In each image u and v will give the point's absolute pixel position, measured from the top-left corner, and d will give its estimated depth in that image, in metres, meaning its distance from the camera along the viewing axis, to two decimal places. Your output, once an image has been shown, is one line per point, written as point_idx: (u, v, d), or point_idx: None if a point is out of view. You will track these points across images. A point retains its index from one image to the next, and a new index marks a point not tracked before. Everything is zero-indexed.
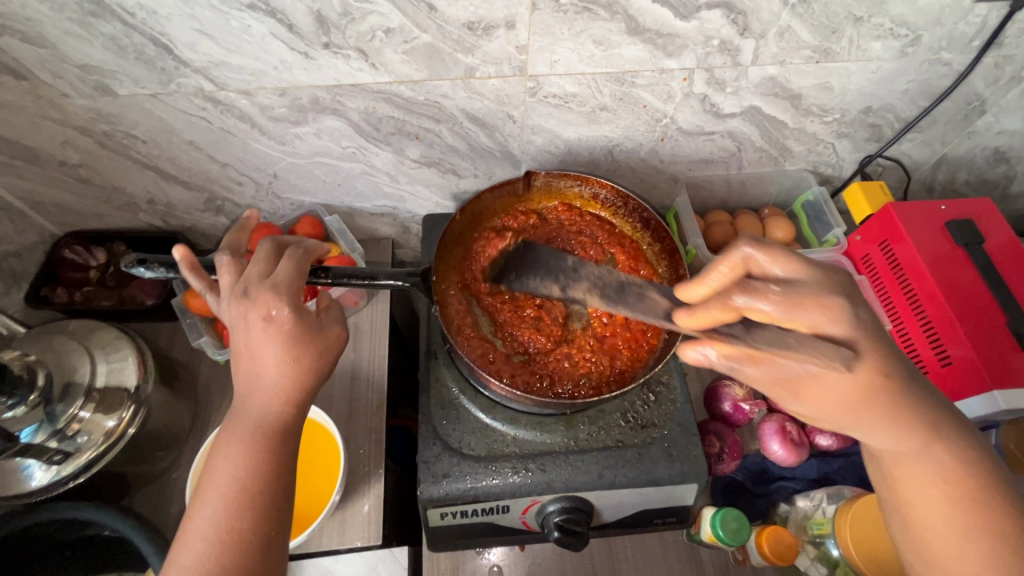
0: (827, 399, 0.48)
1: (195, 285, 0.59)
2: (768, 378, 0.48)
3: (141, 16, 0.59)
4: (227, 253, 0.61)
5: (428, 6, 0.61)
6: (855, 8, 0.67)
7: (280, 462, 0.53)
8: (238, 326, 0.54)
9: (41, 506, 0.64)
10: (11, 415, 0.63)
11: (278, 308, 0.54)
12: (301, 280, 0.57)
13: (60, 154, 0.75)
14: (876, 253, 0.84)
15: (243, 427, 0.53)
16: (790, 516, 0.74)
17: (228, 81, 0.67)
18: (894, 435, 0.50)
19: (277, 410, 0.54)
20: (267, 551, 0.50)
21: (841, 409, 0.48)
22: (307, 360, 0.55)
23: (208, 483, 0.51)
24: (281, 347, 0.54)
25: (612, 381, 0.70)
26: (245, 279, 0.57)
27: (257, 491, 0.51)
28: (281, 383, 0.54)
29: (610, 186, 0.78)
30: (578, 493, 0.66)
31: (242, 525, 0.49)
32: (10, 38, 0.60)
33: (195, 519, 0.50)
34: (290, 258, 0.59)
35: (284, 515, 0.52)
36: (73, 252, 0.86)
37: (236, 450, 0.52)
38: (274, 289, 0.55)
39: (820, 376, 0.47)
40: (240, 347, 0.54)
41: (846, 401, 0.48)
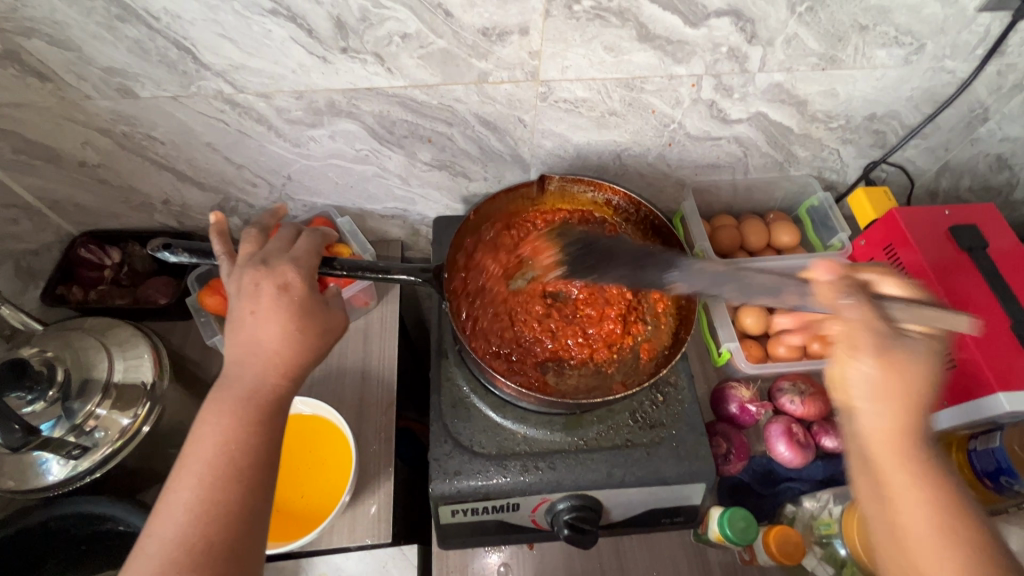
0: (895, 377, 0.49)
1: (215, 251, 0.62)
2: (857, 328, 0.50)
3: (166, 21, 0.60)
4: (257, 228, 0.66)
5: (445, 12, 0.63)
6: (861, 16, 0.69)
7: (269, 437, 0.53)
8: (250, 292, 0.57)
9: (57, 502, 0.65)
10: (29, 411, 0.64)
11: (292, 281, 0.58)
12: (317, 259, 0.61)
13: (80, 154, 0.76)
14: (881, 258, 0.85)
15: (236, 398, 0.53)
16: (797, 516, 0.74)
17: (247, 84, 0.68)
18: (891, 417, 0.49)
19: (271, 382, 0.54)
20: (249, 525, 0.49)
21: (885, 391, 0.49)
22: (311, 333, 0.57)
23: (194, 453, 0.51)
24: (289, 317, 0.56)
25: (617, 385, 0.71)
26: (263, 254, 0.60)
27: (245, 464, 0.50)
28: (281, 356, 0.55)
29: (622, 192, 0.79)
30: (587, 492, 0.67)
31: (228, 499, 0.49)
32: (37, 41, 0.61)
33: (177, 489, 0.49)
34: (308, 241, 0.63)
35: (270, 491, 0.52)
36: (88, 252, 0.87)
37: (228, 421, 0.52)
38: (292, 263, 0.59)
39: (892, 358, 0.49)
40: (245, 316, 0.56)
41: (902, 389, 0.49)
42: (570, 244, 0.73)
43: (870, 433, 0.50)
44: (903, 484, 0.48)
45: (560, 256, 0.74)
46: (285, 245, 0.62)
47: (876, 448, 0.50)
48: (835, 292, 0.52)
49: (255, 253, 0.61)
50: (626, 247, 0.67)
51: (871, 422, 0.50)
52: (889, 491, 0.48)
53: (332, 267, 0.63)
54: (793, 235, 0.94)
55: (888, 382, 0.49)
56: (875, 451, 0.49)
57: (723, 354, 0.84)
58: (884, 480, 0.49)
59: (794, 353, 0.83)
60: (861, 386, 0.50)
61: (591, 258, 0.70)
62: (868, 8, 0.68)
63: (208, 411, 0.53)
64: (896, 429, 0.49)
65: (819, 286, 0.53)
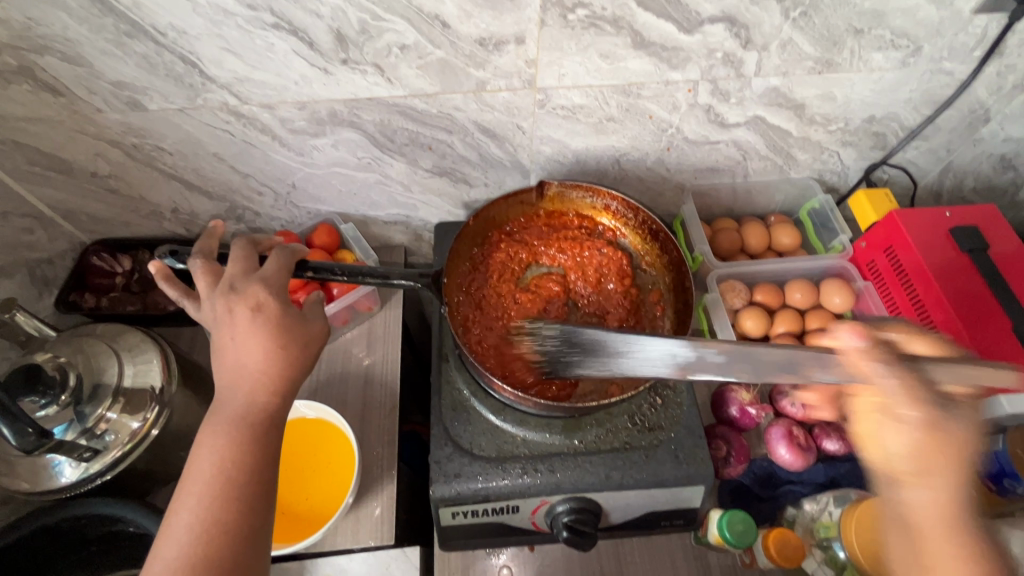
0: (939, 444, 0.43)
1: (171, 296, 0.61)
2: (920, 394, 0.45)
3: (172, 36, 0.62)
4: (201, 257, 0.63)
5: (442, 23, 0.64)
6: (855, 20, 0.69)
7: (264, 452, 0.54)
8: (225, 320, 0.57)
9: (69, 503, 0.67)
10: (43, 413, 0.66)
11: (264, 301, 0.58)
12: (287, 275, 0.62)
13: (92, 166, 0.78)
14: (881, 259, 0.85)
15: (229, 420, 0.54)
16: (797, 519, 0.74)
17: (251, 96, 0.70)
18: (936, 494, 0.44)
19: (262, 400, 0.56)
20: (250, 541, 0.51)
21: (929, 457, 0.44)
22: (294, 348, 0.58)
23: (193, 475, 0.52)
24: (268, 336, 0.57)
25: (614, 388, 0.72)
26: (228, 279, 0.60)
27: (240, 483, 0.52)
28: (268, 375, 0.56)
29: (620, 198, 0.80)
30: (586, 494, 0.67)
31: (225, 516, 0.50)
32: (50, 58, 0.64)
33: (178, 510, 0.50)
34: (275, 258, 0.63)
35: (268, 505, 0.53)
36: (100, 260, 0.90)
37: (222, 442, 0.53)
38: (261, 283, 0.59)
39: (938, 425, 0.44)
40: (226, 341, 0.57)
41: (946, 459, 0.43)
42: (546, 330, 0.67)
43: (919, 508, 0.44)
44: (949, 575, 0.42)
45: (534, 346, 0.68)
46: (248, 265, 0.62)
47: (923, 524, 0.44)
48: (872, 358, 0.47)
49: (218, 280, 0.61)
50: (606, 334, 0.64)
51: (923, 498, 0.44)
52: (925, 569, 0.43)
53: (330, 269, 0.65)
54: (794, 237, 0.94)
55: (932, 447, 0.44)
56: (923, 532, 0.44)
57: None
58: (926, 560, 0.43)
59: None
60: (898, 451, 0.45)
61: (575, 349, 0.64)
62: (863, 12, 0.68)
63: (204, 432, 0.54)
64: (948, 503, 0.43)
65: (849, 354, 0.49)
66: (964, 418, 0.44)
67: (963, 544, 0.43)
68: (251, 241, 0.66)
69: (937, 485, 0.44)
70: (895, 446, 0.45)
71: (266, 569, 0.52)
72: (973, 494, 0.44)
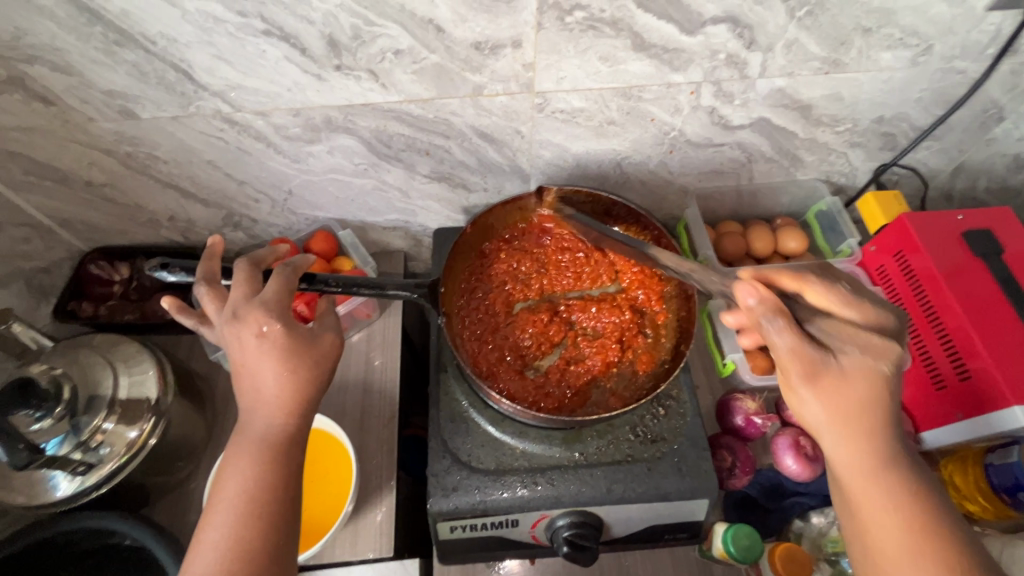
0: (834, 400, 0.51)
1: (189, 326, 0.60)
2: (814, 358, 0.51)
3: (162, 44, 0.61)
4: (206, 281, 0.60)
5: (436, 28, 0.63)
6: (864, 19, 0.67)
7: (285, 474, 0.53)
8: (234, 347, 0.54)
9: (66, 516, 0.66)
10: (37, 427, 0.65)
11: (268, 325, 0.55)
12: (290, 296, 0.57)
13: (86, 174, 0.78)
14: (890, 264, 0.83)
15: (248, 442, 0.53)
16: (804, 533, 0.72)
17: (244, 103, 0.69)
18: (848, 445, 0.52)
19: (281, 421, 0.55)
20: (277, 561, 0.50)
21: (836, 411, 0.51)
22: (305, 370, 0.56)
23: (220, 495, 0.52)
24: (276, 361, 0.54)
25: (616, 399, 0.70)
26: (231, 303, 0.56)
27: (266, 503, 0.51)
28: (284, 397, 0.55)
29: (621, 204, 0.77)
30: (586, 508, 0.66)
31: (249, 539, 0.50)
32: (40, 67, 0.63)
33: (207, 531, 0.50)
34: (278, 276, 0.58)
35: (291, 527, 0.52)
36: (98, 267, 0.90)
37: (243, 465, 0.52)
38: (262, 307, 0.55)
39: (827, 379, 0.51)
40: (239, 366, 0.55)
41: (846, 411, 0.51)
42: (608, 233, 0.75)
43: (839, 461, 0.52)
44: (875, 507, 0.51)
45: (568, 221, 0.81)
46: (252, 286, 0.58)
47: (848, 475, 0.53)
48: (767, 313, 0.52)
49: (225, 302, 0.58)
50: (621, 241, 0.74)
51: (839, 454, 0.52)
52: (855, 505, 0.53)
53: (324, 282, 0.64)
54: (801, 241, 0.91)
55: (837, 398, 0.51)
56: (848, 481, 0.52)
57: (727, 365, 0.82)
58: (855, 499, 0.52)
59: None
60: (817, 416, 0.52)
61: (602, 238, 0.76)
62: (872, 10, 0.66)
63: (228, 454, 0.54)
64: (860, 451, 0.52)
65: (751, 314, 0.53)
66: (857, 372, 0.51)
67: (883, 481, 0.51)
68: (252, 262, 0.62)
69: (844, 435, 0.51)
70: (811, 412, 0.52)
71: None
72: (883, 437, 0.52)
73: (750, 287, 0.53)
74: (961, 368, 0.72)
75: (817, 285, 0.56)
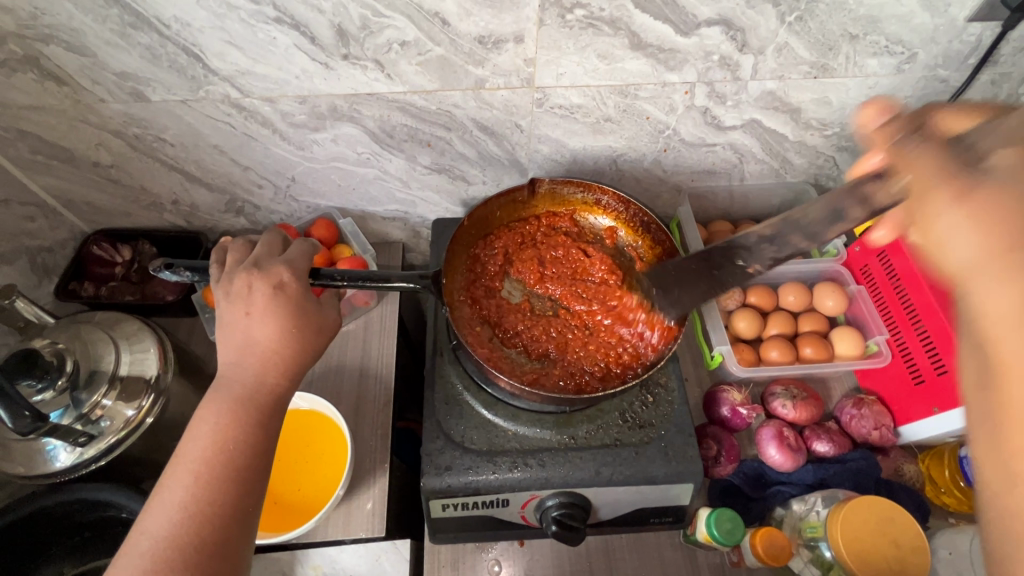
0: (998, 231, 0.39)
1: (210, 259, 0.66)
2: (927, 168, 0.44)
3: (176, 28, 0.63)
4: (242, 237, 0.68)
5: (442, 21, 0.65)
6: (851, 26, 0.70)
7: (265, 435, 0.56)
8: (244, 294, 0.60)
9: (65, 487, 0.68)
10: (39, 398, 0.66)
11: (286, 281, 0.62)
12: (310, 262, 0.65)
13: (94, 155, 0.79)
14: (873, 263, 0.86)
15: (234, 398, 0.56)
16: (785, 519, 0.75)
17: (253, 89, 0.71)
18: (1000, 278, 0.39)
19: (270, 383, 0.58)
20: (241, 523, 0.52)
21: (985, 233, 0.40)
22: (307, 332, 0.61)
23: (190, 452, 0.53)
24: (283, 315, 0.60)
25: (613, 378, 0.72)
26: (254, 258, 0.64)
27: (240, 465, 0.53)
28: (278, 356, 0.59)
29: (612, 192, 0.81)
30: (575, 489, 0.68)
31: (218, 498, 0.51)
32: (55, 47, 0.65)
33: (171, 488, 0.51)
34: (301, 247, 0.67)
35: (260, 489, 0.54)
36: (100, 248, 0.91)
37: (226, 421, 0.55)
38: (286, 263, 0.63)
39: (978, 189, 0.41)
40: (239, 316, 0.59)
41: (1012, 220, 0.39)
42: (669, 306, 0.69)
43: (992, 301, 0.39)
44: (1016, 337, 0.38)
45: (504, 287, 0.81)
46: (275, 249, 0.66)
47: (995, 321, 0.39)
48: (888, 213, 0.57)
49: (245, 259, 0.65)
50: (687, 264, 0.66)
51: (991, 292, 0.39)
52: (1000, 359, 0.38)
53: (330, 276, 0.64)
54: None
55: (986, 218, 0.40)
56: (988, 325, 0.39)
57: (715, 358, 0.85)
58: (1001, 365, 0.38)
59: (787, 356, 0.83)
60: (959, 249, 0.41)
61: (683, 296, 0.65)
62: (859, 18, 0.69)
63: (206, 409, 0.56)
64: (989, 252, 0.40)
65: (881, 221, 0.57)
66: (989, 168, 0.42)
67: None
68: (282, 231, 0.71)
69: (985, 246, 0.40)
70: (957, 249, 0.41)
71: (249, 556, 0.52)
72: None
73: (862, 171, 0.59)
74: (939, 364, 0.74)
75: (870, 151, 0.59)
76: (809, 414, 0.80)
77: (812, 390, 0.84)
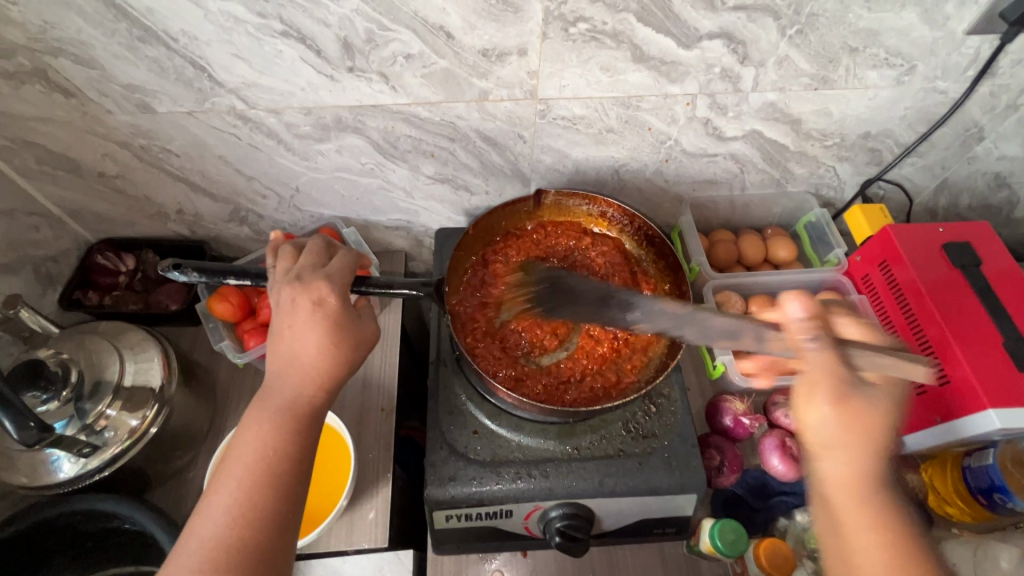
0: (853, 440, 0.51)
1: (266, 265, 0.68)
2: (816, 373, 0.52)
3: (183, 41, 0.64)
4: (291, 243, 0.70)
5: (446, 34, 0.66)
6: (851, 39, 0.71)
7: (304, 445, 0.57)
8: (287, 307, 0.61)
9: (67, 498, 0.67)
10: (44, 409, 0.67)
11: (326, 297, 0.62)
12: (350, 276, 0.65)
13: (100, 166, 0.80)
14: (875, 273, 0.86)
15: (274, 410, 0.57)
16: (789, 530, 0.75)
17: (258, 101, 0.72)
18: (852, 467, 0.51)
19: (309, 395, 0.59)
20: (283, 530, 0.53)
21: (841, 433, 0.51)
22: (344, 349, 0.61)
23: (234, 460, 0.55)
24: (323, 331, 0.60)
25: (613, 392, 0.73)
26: (298, 269, 0.64)
27: (281, 473, 0.55)
28: (316, 370, 0.59)
29: (616, 206, 0.82)
30: (579, 500, 0.68)
31: (261, 506, 0.53)
32: (64, 60, 0.65)
33: (218, 493, 0.53)
34: (343, 258, 0.67)
35: (299, 498, 0.55)
36: (105, 259, 0.90)
37: (267, 431, 0.56)
38: (327, 278, 0.63)
39: (852, 403, 0.51)
40: (283, 329, 0.60)
41: (859, 437, 0.51)
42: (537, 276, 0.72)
43: (837, 479, 0.51)
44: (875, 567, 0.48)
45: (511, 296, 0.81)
46: (318, 259, 0.66)
47: (837, 495, 0.51)
48: (801, 330, 0.54)
49: (292, 267, 0.65)
50: (591, 286, 0.67)
51: (836, 472, 0.51)
52: (839, 524, 0.51)
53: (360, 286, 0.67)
54: (790, 250, 0.95)
55: (849, 425, 0.51)
56: (833, 495, 0.51)
57: (717, 367, 0.85)
58: (837, 513, 0.51)
59: None
60: (823, 419, 0.52)
61: (556, 297, 0.68)
62: (859, 31, 0.70)
63: (250, 420, 0.57)
64: (859, 476, 0.51)
65: (790, 325, 0.55)
66: (868, 385, 0.53)
67: (866, 502, 0.50)
68: (329, 238, 0.71)
69: (851, 451, 0.51)
70: (820, 419, 0.52)
71: (290, 562, 0.54)
72: (876, 480, 0.51)
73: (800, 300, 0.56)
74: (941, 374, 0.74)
75: (815, 320, 0.55)
76: None
77: None
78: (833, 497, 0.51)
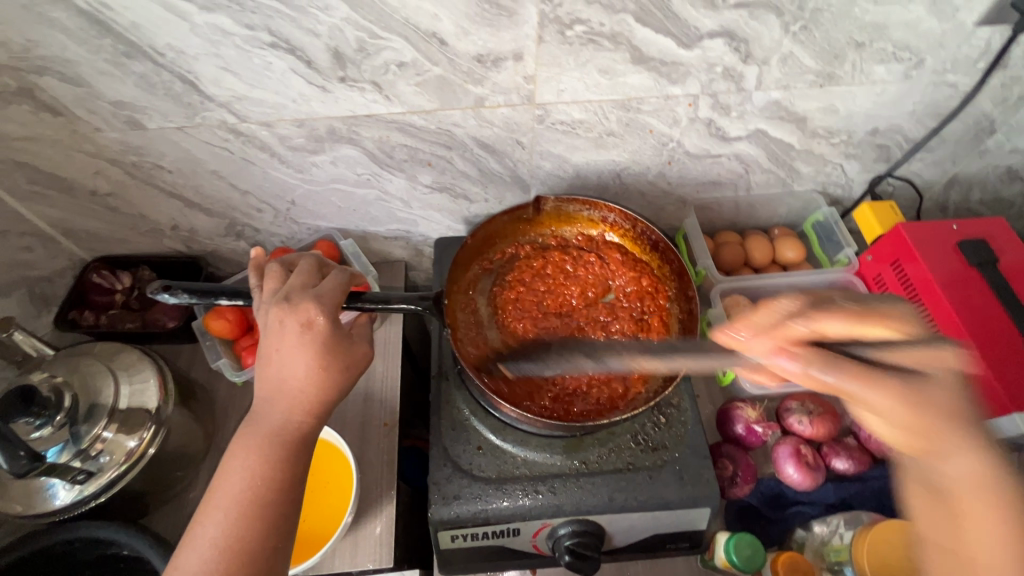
0: (946, 436, 0.47)
1: (251, 286, 0.66)
2: (860, 392, 0.49)
3: (170, 56, 0.62)
4: (278, 261, 0.67)
5: (440, 41, 0.64)
6: (856, 34, 0.69)
7: (293, 471, 0.56)
8: (275, 330, 0.58)
9: (61, 526, 0.66)
10: (37, 435, 0.65)
11: (314, 317, 0.59)
12: (342, 294, 0.62)
13: (91, 185, 0.79)
14: (888, 272, 0.83)
15: (262, 437, 0.56)
16: (807, 542, 0.72)
17: (249, 114, 0.70)
18: (964, 460, 0.46)
19: (298, 419, 0.57)
20: (272, 561, 0.52)
21: (925, 435, 0.47)
22: (334, 371, 0.59)
23: (221, 490, 0.54)
24: (313, 354, 0.58)
25: (621, 402, 0.70)
26: (286, 289, 0.62)
27: (269, 501, 0.53)
28: (306, 394, 0.58)
29: (618, 210, 0.80)
30: (588, 516, 0.65)
31: (249, 536, 0.51)
32: (50, 79, 0.64)
33: (206, 523, 0.52)
34: (334, 276, 0.64)
35: (289, 526, 0.54)
36: (100, 277, 0.90)
37: (256, 459, 0.55)
38: (316, 299, 0.60)
39: (915, 399, 0.48)
40: (271, 352, 0.58)
41: (944, 425, 0.47)
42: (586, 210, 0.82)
43: (954, 474, 0.46)
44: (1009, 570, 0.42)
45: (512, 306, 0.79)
46: (309, 279, 0.64)
47: (958, 491, 0.46)
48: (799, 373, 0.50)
49: (280, 288, 0.63)
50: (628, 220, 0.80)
51: (959, 468, 0.46)
52: (962, 523, 0.45)
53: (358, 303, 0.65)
54: (798, 250, 0.93)
55: (924, 420, 0.47)
56: (956, 496, 0.46)
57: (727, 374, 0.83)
58: (961, 512, 0.45)
59: None
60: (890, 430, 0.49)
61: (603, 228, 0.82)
62: (865, 25, 0.68)
63: (238, 447, 0.56)
64: (984, 471, 0.46)
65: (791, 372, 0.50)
66: (932, 378, 0.49)
67: (997, 500, 0.44)
68: (320, 256, 0.69)
69: (952, 447, 0.47)
70: (891, 420, 0.49)
71: None
72: (997, 471, 0.46)
73: (779, 350, 0.51)
74: None
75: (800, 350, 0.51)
76: (830, 432, 0.78)
77: (829, 404, 0.82)
78: (949, 494, 0.46)
